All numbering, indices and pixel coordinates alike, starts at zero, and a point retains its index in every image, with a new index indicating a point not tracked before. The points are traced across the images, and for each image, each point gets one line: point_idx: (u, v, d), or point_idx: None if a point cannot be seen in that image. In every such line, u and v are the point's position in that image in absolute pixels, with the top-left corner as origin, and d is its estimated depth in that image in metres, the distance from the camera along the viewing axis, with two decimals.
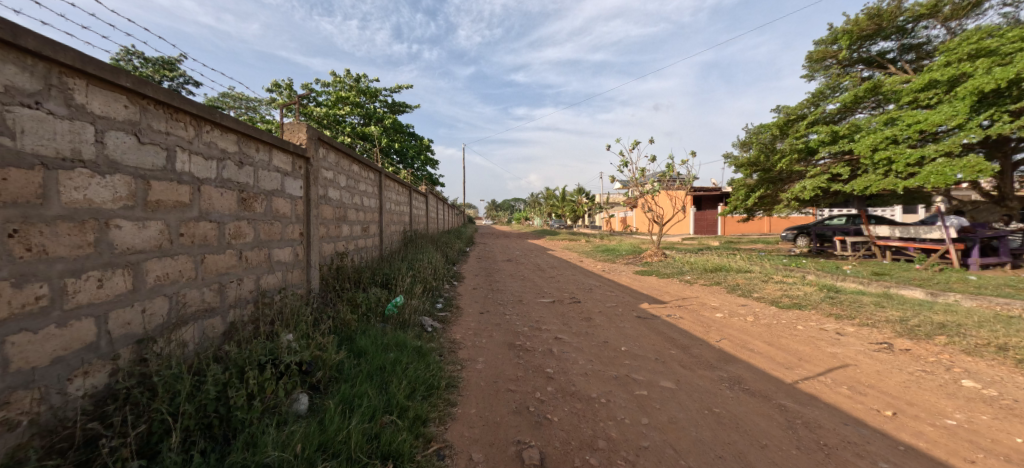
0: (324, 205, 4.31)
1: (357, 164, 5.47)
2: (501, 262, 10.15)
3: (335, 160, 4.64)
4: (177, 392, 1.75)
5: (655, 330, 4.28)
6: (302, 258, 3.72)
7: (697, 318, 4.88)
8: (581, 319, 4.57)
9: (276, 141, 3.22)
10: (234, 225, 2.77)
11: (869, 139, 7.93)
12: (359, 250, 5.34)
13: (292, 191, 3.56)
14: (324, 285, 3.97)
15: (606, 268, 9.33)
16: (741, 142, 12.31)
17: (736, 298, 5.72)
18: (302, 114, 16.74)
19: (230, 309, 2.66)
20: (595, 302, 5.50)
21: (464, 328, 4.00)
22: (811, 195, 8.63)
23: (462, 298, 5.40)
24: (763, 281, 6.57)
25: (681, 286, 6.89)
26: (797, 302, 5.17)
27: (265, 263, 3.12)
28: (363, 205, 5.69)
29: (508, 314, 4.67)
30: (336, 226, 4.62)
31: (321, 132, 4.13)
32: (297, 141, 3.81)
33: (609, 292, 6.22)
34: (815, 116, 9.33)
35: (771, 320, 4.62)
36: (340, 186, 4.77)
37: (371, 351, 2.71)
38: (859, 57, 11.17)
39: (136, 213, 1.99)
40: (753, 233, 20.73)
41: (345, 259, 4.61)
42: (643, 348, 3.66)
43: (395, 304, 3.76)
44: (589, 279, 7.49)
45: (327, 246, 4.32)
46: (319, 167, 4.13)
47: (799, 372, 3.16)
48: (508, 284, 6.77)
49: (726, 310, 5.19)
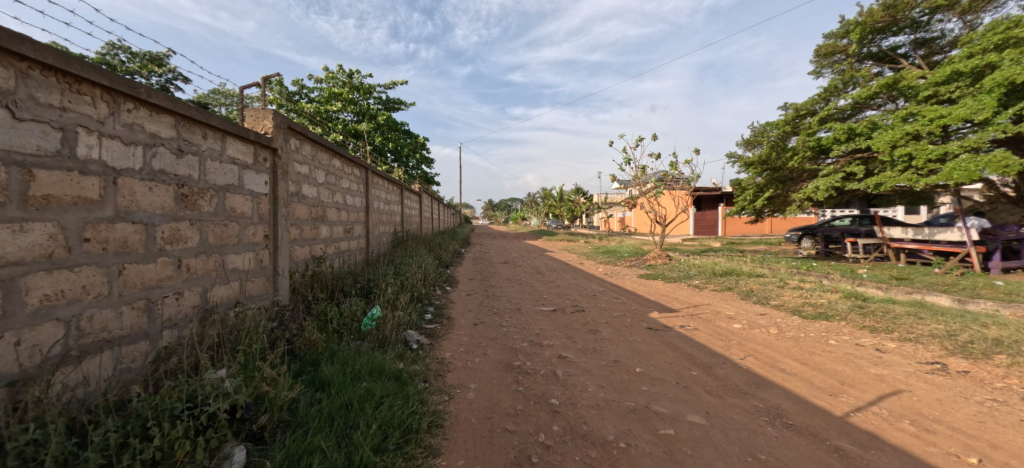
0: (297, 204, 3.79)
1: (339, 158, 4.96)
2: (497, 264, 9.66)
3: (312, 153, 4.15)
4: (43, 460, 1.27)
5: (670, 345, 3.80)
6: (268, 265, 3.23)
7: (714, 330, 4.40)
8: (586, 332, 4.09)
9: (231, 127, 2.72)
10: (172, 227, 2.27)
11: (887, 134, 7.48)
12: (341, 254, 4.83)
13: (254, 186, 3.05)
14: (294, 295, 3.48)
15: (608, 271, 8.86)
16: (747, 140, 11.90)
17: (754, 306, 5.25)
18: (292, 110, 16.24)
19: (163, 331, 2.17)
20: (600, 310, 5.02)
21: (454, 345, 3.49)
22: (824, 195, 8.19)
23: (454, 307, 4.89)
24: (779, 287, 6.11)
25: (690, 292, 6.42)
26: (823, 311, 4.70)
27: (216, 272, 2.62)
28: (346, 204, 5.19)
29: (505, 326, 4.18)
30: (312, 227, 4.11)
31: (295, 121, 3.63)
32: (261, 129, 3.29)
33: (614, 298, 5.75)
34: (827, 111, 8.90)
35: (798, 333, 4.15)
36: (317, 182, 4.26)
37: (338, 381, 2.21)
38: (869, 52, 10.80)
39: (9, 212, 1.51)
40: (755, 234, 20.33)
41: (322, 265, 4.10)
42: (660, 368, 3.18)
43: (375, 316, 3.27)
44: (591, 284, 7.01)
45: (301, 251, 3.82)
46: (289, 160, 3.61)
47: (846, 401, 2.70)
48: (505, 289, 6.28)
49: (745, 321, 4.71)
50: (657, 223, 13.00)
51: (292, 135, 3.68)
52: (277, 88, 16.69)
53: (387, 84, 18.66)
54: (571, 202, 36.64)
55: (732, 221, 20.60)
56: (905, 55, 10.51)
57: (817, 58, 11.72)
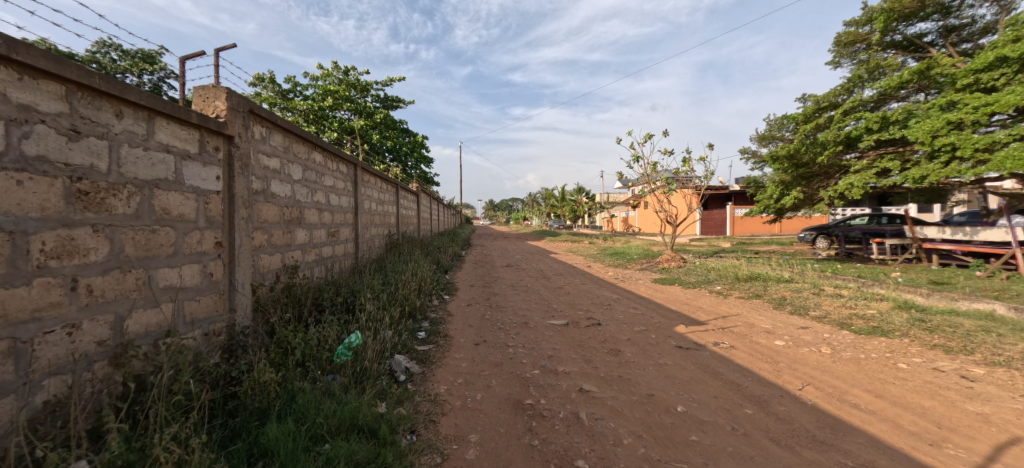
0: (264, 203, 3.17)
1: (320, 152, 4.32)
2: (499, 268, 9.05)
3: (285, 144, 3.52)
4: None
5: (709, 371, 3.17)
6: (221, 279, 2.63)
7: (754, 349, 3.77)
8: (606, 354, 3.47)
9: (161, 106, 2.12)
10: (62, 235, 1.68)
11: (926, 123, 6.86)
12: (323, 260, 4.21)
13: (199, 182, 2.44)
14: (257, 313, 2.87)
15: (619, 275, 8.22)
16: (765, 136, 11.42)
17: (792, 318, 4.63)
18: (286, 108, 15.71)
19: (40, 382, 1.59)
20: (618, 324, 4.38)
21: (450, 375, 2.86)
22: (860, 193, 7.57)
23: (453, 321, 4.27)
24: (815, 294, 5.47)
25: (714, 300, 5.80)
26: (877, 325, 4.09)
27: (139, 293, 2.03)
28: (330, 204, 4.56)
29: (512, 346, 3.56)
30: (285, 232, 3.49)
31: (259, 105, 3.02)
32: (212, 111, 2.67)
33: (631, 309, 5.12)
34: (853, 102, 8.27)
35: (856, 354, 3.52)
36: (291, 178, 3.63)
37: (283, 451, 1.60)
38: (892, 40, 10.22)
39: None
40: (765, 233, 19.71)
41: (297, 275, 3.48)
42: (706, 406, 2.55)
43: (354, 341, 2.64)
44: (603, 291, 6.38)
45: (270, 259, 3.22)
46: (252, 150, 2.99)
47: (956, 456, 2.10)
48: (509, 298, 5.66)
49: (786, 336, 4.08)
50: (666, 223, 12.38)
51: (257, 121, 3.07)
52: (270, 86, 16.08)
53: (385, 80, 18.03)
54: (574, 201, 35.95)
55: (742, 220, 19.92)
56: (931, 43, 9.98)
57: (836, 47, 11.13)
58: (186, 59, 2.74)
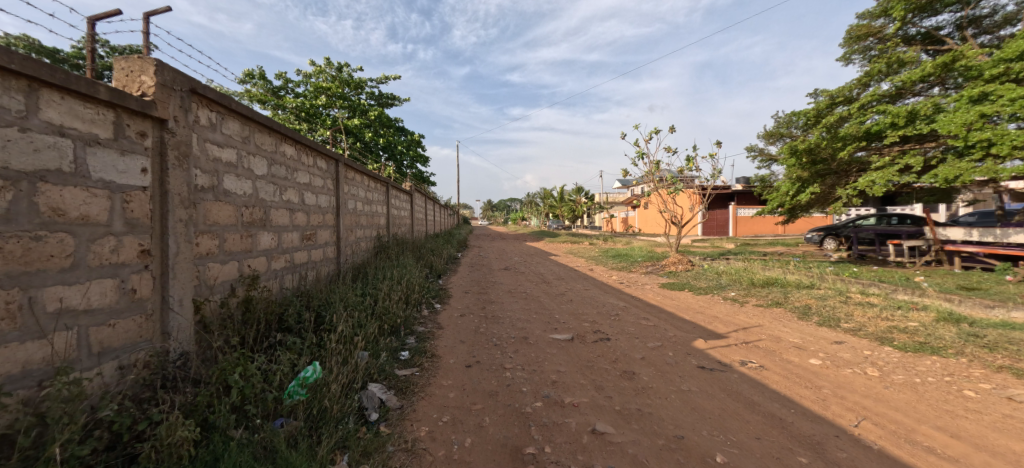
0: (216, 202, 2.65)
1: (293, 144, 3.81)
2: (497, 272, 8.57)
3: (244, 133, 3.02)
4: None
5: (743, 401, 2.68)
6: (150, 297, 2.12)
7: (788, 371, 3.27)
8: (619, 378, 2.96)
9: (45, 74, 1.62)
10: None
11: (956, 116, 6.50)
12: (294, 267, 3.70)
13: (114, 175, 1.93)
14: (199, 336, 2.36)
15: (624, 279, 7.75)
16: (768, 133, 11.64)
17: (824, 332, 4.14)
18: (277, 105, 15.22)
19: None
20: (630, 339, 3.88)
21: (435, 410, 2.35)
22: (881, 190, 7.22)
23: (443, 336, 3.76)
24: (842, 303, 5.00)
25: (730, 308, 5.32)
26: (925, 342, 3.62)
27: (11, 323, 1.53)
28: (305, 203, 4.05)
29: (510, 368, 3.05)
30: (243, 236, 2.97)
31: (204, 85, 2.51)
32: (137, 89, 2.15)
33: (641, 319, 4.64)
34: (873, 96, 7.85)
35: (910, 377, 3.04)
36: (252, 173, 3.11)
37: None
38: (906, 34, 9.83)
39: None
40: (768, 234, 19.32)
41: (257, 287, 2.96)
42: (750, 453, 2.06)
43: (312, 373, 2.13)
44: (608, 298, 5.90)
45: (221, 268, 2.70)
46: (195, 137, 2.47)
47: None
48: (507, 306, 5.16)
49: (822, 354, 3.60)
50: (670, 223, 11.92)
51: (203, 104, 2.56)
52: (260, 82, 15.54)
53: (380, 77, 17.55)
54: (572, 201, 35.45)
55: (745, 220, 19.53)
56: (948, 36, 9.58)
57: (847, 42, 10.73)
58: (99, 19, 2.04)
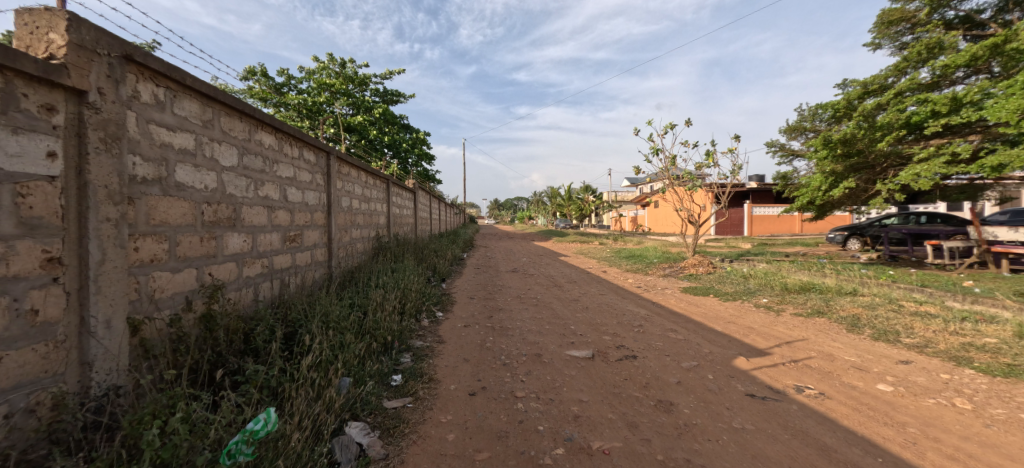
0: (162, 197, 2.17)
1: (272, 131, 3.31)
2: (505, 274, 8.07)
3: (206, 116, 2.53)
4: None
5: (817, 447, 2.14)
6: (61, 319, 1.65)
7: (856, 400, 2.71)
8: (654, 412, 2.43)
9: None
10: None
11: (1007, 101, 5.93)
12: (272, 274, 3.21)
13: (1, 160, 1.47)
14: (135, 365, 1.89)
15: (641, 282, 7.19)
16: (791, 127, 11.03)
17: (885, 350, 3.58)
18: (278, 102, 14.87)
19: None
20: (659, 356, 3.35)
21: (427, 461, 1.85)
22: (928, 184, 6.62)
23: (445, 353, 3.26)
24: (896, 313, 4.41)
25: (766, 317, 4.75)
26: (1015, 364, 3.05)
27: None
28: (289, 200, 3.56)
29: (522, 397, 2.53)
30: (204, 238, 2.49)
31: (145, 53, 2.03)
32: (42, 53, 1.68)
33: (669, 331, 4.11)
34: (912, 82, 7.25)
35: (1014, 412, 2.48)
36: (216, 164, 2.62)
37: None
38: (944, 17, 9.16)
39: None
40: (785, 233, 18.61)
41: (220, 300, 2.47)
42: None
43: (268, 418, 1.65)
44: (627, 305, 5.36)
45: (172, 278, 2.22)
46: (131, 115, 1.99)
47: None
48: (517, 315, 4.64)
49: (891, 378, 3.04)
50: (686, 223, 11.32)
51: (145, 77, 2.07)
52: (262, 79, 15.16)
53: (385, 73, 17.14)
54: (580, 200, 34.75)
55: (761, 219, 18.85)
56: (991, 19, 8.87)
57: (877, 28, 10.07)
58: None
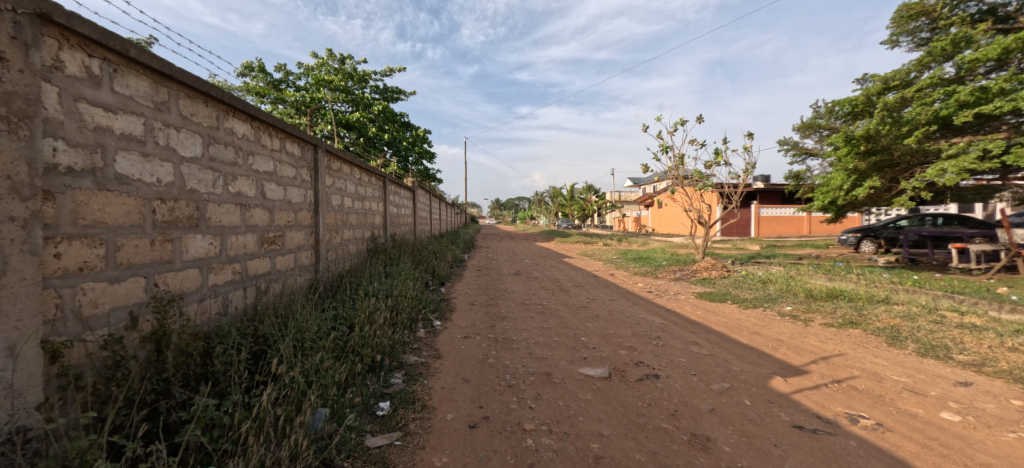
0: (93, 192, 1.77)
1: (245, 118, 2.91)
2: (507, 277, 7.66)
3: (159, 97, 2.15)
4: None
5: None
6: None
7: (922, 434, 2.31)
8: (689, 451, 2.03)
9: None
10: None
11: None
12: (245, 282, 2.81)
13: None
14: (48, 403, 1.50)
15: (652, 287, 6.80)
16: (805, 125, 10.65)
17: (937, 369, 3.17)
18: (275, 98, 14.51)
19: None
20: (686, 376, 2.94)
21: None
22: (954, 181, 6.17)
23: (442, 372, 2.86)
24: (939, 325, 4.00)
25: (793, 327, 4.34)
26: None
27: None
28: (267, 197, 3.17)
29: (531, 431, 2.13)
30: (155, 241, 2.10)
31: (69, 13, 1.65)
32: None
33: (691, 344, 3.69)
34: (938, 75, 6.87)
35: None
36: (172, 154, 2.23)
37: None
38: (968, 11, 8.73)
39: None
40: (793, 234, 18.20)
41: (174, 316, 2.08)
42: None
43: None
44: (640, 312, 4.96)
45: (111, 290, 1.84)
46: (48, 89, 1.59)
47: None
48: (522, 323, 4.24)
49: (955, 404, 2.64)
50: (696, 223, 10.91)
51: (72, 44, 1.69)
52: (259, 74, 14.81)
53: (385, 70, 16.79)
54: (582, 200, 34.30)
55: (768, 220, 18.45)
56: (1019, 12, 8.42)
57: (895, 23, 9.68)
58: None
